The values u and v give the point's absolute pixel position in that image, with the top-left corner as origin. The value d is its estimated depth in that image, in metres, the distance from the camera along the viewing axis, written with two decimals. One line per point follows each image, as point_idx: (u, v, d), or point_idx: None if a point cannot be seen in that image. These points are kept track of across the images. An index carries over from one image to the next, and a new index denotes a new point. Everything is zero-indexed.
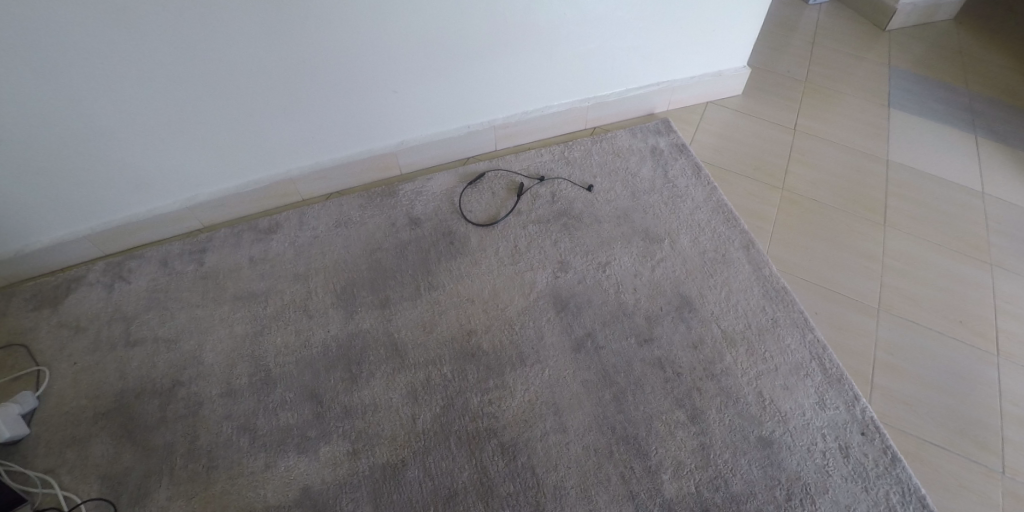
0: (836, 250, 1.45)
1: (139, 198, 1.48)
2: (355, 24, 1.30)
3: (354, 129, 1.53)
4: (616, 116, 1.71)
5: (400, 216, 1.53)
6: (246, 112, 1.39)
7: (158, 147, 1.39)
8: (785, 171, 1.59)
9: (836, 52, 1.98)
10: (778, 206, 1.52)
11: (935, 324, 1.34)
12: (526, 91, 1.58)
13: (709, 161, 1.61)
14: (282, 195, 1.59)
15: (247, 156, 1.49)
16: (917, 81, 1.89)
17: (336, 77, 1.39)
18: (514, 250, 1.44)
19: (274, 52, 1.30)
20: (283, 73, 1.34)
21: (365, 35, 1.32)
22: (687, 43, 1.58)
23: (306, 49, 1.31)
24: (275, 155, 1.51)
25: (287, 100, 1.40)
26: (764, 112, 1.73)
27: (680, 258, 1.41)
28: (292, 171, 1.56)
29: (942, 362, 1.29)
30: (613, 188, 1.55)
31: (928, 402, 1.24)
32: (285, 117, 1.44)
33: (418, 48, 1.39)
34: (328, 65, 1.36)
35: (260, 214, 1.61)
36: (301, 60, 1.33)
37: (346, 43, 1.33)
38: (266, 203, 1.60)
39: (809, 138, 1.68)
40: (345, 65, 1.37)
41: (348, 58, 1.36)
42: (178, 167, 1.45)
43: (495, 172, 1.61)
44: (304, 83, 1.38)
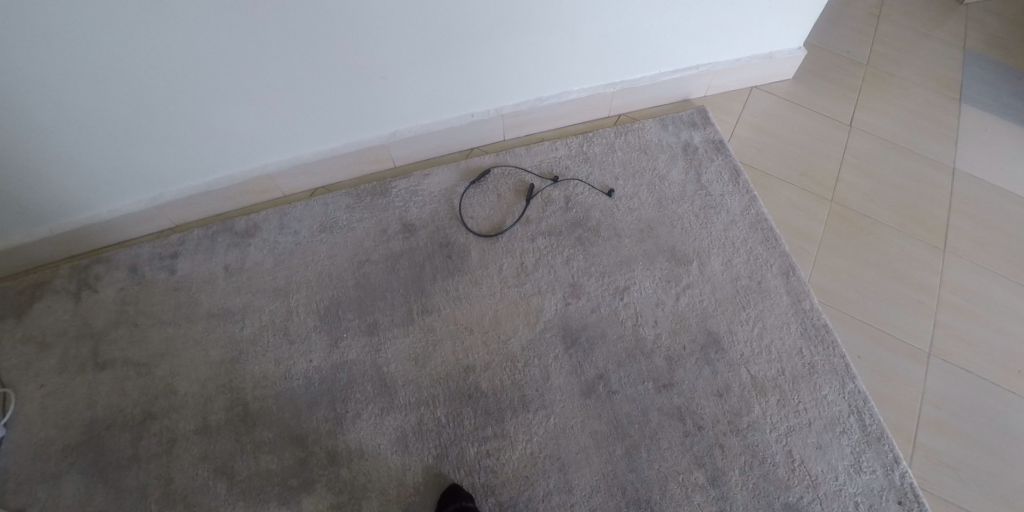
0: (887, 281, 1.28)
1: (100, 198, 1.33)
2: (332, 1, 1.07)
3: (340, 121, 1.32)
4: (645, 102, 1.48)
5: (392, 221, 1.35)
6: (209, 107, 1.20)
7: (113, 145, 1.22)
8: (836, 178, 1.41)
9: (904, 28, 1.70)
10: (824, 222, 1.34)
11: (988, 373, 1.21)
12: (540, 76, 1.35)
13: (750, 163, 1.42)
14: (262, 190, 1.42)
15: (215, 151, 1.31)
16: (996, 67, 1.63)
17: (313, 63, 1.17)
18: (520, 268, 1.27)
19: (238, 34, 1.08)
20: (250, 58, 1.13)
21: (343, 16, 1.10)
22: (733, 22, 1.35)
23: (277, 31, 1.09)
24: (249, 148, 1.32)
25: (260, 89, 1.20)
26: (815, 102, 1.52)
27: (709, 284, 1.24)
28: (272, 167, 1.38)
29: (997, 421, 1.16)
30: (637, 194, 1.35)
31: (974, 466, 1.12)
32: (258, 107, 1.23)
33: (412, 29, 1.16)
34: (305, 50, 1.14)
35: (239, 211, 1.45)
36: (271, 45, 1.11)
37: (322, 26, 1.11)
38: (244, 199, 1.43)
39: (866, 137, 1.47)
40: (321, 51, 1.16)
41: (324, 43, 1.14)
42: (139, 164, 1.28)
43: (502, 168, 1.40)
44: (276, 69, 1.17)
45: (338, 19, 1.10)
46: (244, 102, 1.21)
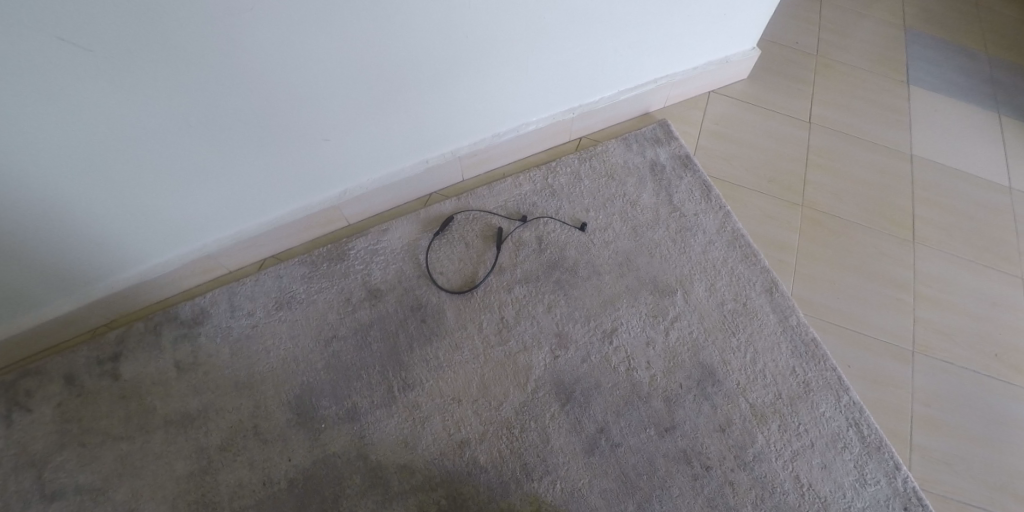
0: (865, 281, 1.28)
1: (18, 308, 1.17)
2: (257, 65, 0.94)
3: (282, 189, 1.20)
4: (604, 122, 1.42)
5: (356, 287, 1.24)
6: (131, 194, 1.06)
7: (24, 254, 1.07)
8: (803, 181, 1.39)
9: (846, 12, 1.70)
10: (798, 228, 1.33)
11: (968, 361, 1.22)
12: (495, 112, 1.26)
13: (718, 175, 1.38)
14: (205, 270, 1.28)
15: (145, 239, 1.17)
16: (933, 45, 1.67)
17: (243, 135, 1.05)
18: (501, 324, 1.20)
19: (153, 114, 0.95)
20: (173, 137, 1.00)
21: (271, 81, 0.98)
22: (689, 34, 1.31)
23: (201, 104, 0.96)
24: (185, 228, 1.19)
25: (189, 167, 1.06)
26: (773, 100, 1.50)
27: (696, 314, 1.21)
28: (213, 245, 1.24)
29: (983, 408, 1.18)
30: (610, 225, 1.30)
31: (967, 457, 1.13)
32: (190, 186, 1.10)
33: (352, 83, 1.05)
34: (235, 121, 1.02)
35: (183, 296, 1.30)
36: (195, 120, 0.98)
37: (249, 95, 0.98)
38: (185, 282, 1.29)
39: (827, 132, 1.46)
40: (252, 122, 1.03)
41: (254, 113, 1.02)
42: (58, 266, 1.13)
43: (466, 213, 1.31)
44: (205, 145, 1.03)
45: (266, 83, 0.98)
46: (171, 184, 1.08)
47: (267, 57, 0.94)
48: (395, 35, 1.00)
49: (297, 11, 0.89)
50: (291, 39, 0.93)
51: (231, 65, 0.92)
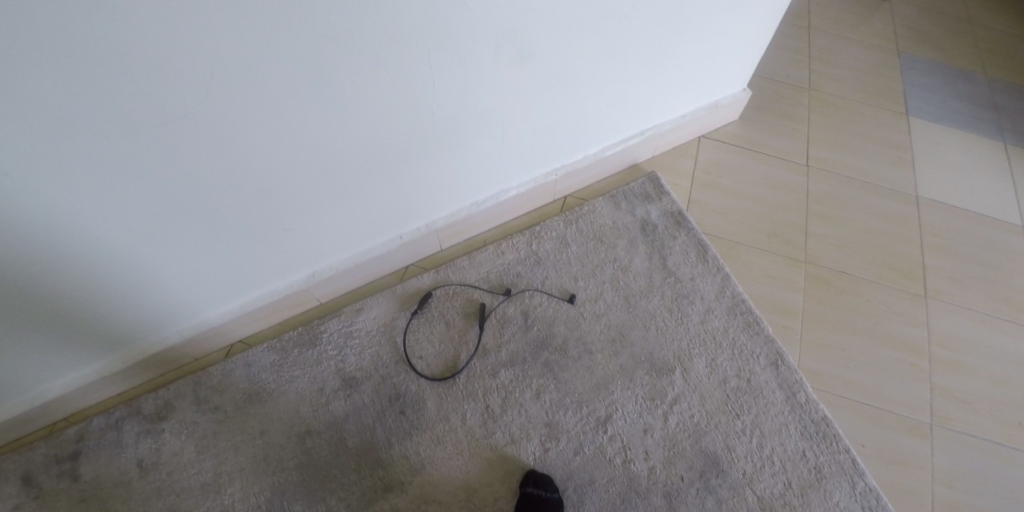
0: (877, 346, 1.17)
1: None
2: (203, 158, 0.84)
3: (244, 279, 1.09)
4: (590, 179, 1.32)
5: (329, 375, 1.14)
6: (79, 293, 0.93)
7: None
8: (804, 234, 1.27)
9: (837, 39, 1.58)
10: (802, 289, 1.21)
11: (992, 433, 1.11)
12: (470, 181, 1.17)
13: (714, 230, 1.27)
14: (165, 362, 1.14)
15: (98, 339, 1.04)
16: (930, 69, 1.56)
17: (194, 230, 0.94)
18: (487, 413, 1.11)
19: (91, 207, 0.82)
20: (114, 233, 0.88)
21: (218, 178, 0.88)
22: (673, 84, 1.21)
23: (146, 194, 0.85)
24: (137, 326, 1.06)
25: (134, 266, 0.94)
26: (765, 143, 1.37)
27: (697, 394, 1.12)
28: (174, 337, 1.12)
29: (1007, 487, 1.06)
30: (601, 295, 1.20)
31: None
32: (140, 284, 0.98)
33: (308, 167, 0.95)
34: (183, 216, 0.91)
35: (145, 388, 1.16)
36: (137, 220, 0.87)
37: (196, 186, 0.87)
38: (146, 374, 1.15)
39: (826, 177, 1.33)
40: (202, 218, 0.93)
41: (203, 209, 0.91)
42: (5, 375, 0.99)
43: (446, 287, 1.22)
44: (151, 243, 0.92)
45: (214, 176, 0.87)
46: (120, 282, 0.95)
47: (211, 149, 0.83)
48: (349, 117, 0.90)
49: (238, 102, 0.80)
50: (234, 129, 0.83)
51: (170, 161, 0.82)
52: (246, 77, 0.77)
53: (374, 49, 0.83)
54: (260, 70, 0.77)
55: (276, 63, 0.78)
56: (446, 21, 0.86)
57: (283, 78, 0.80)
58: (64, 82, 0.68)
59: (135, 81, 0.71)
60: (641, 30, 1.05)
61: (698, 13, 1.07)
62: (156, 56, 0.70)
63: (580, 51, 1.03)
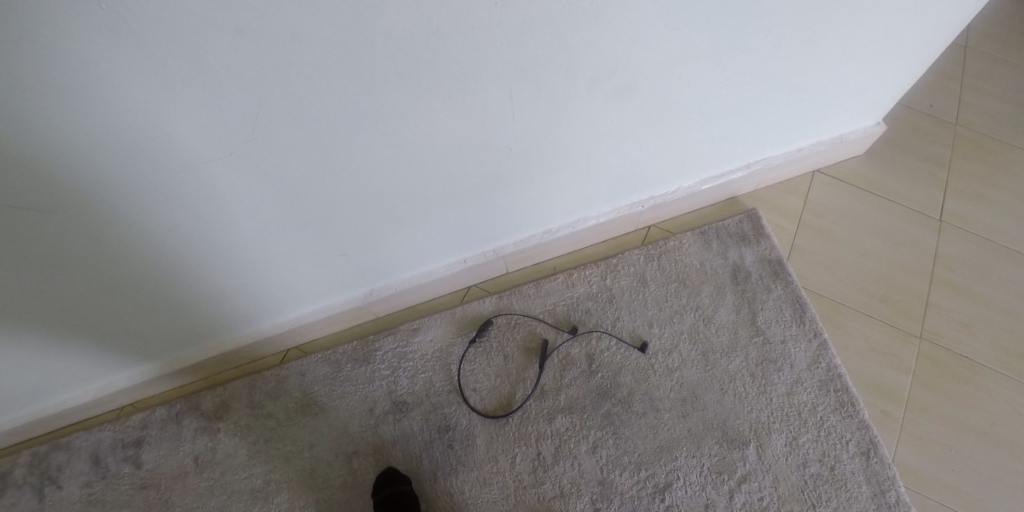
0: (991, 450, 0.99)
1: (43, 396, 1.05)
2: (256, 186, 0.80)
3: (305, 294, 1.06)
4: (680, 210, 1.18)
5: (380, 395, 1.11)
6: (157, 302, 0.93)
7: (50, 356, 0.96)
8: (925, 304, 1.08)
9: (1007, 63, 1.30)
10: (912, 370, 1.05)
11: None
12: (543, 211, 1.07)
13: (817, 287, 1.11)
14: (221, 362, 1.14)
15: (168, 341, 1.04)
16: None
17: (254, 251, 0.91)
18: (538, 460, 1.05)
19: (169, 228, 0.81)
20: (189, 252, 0.86)
21: (281, 202, 0.84)
22: (799, 115, 1.03)
23: (217, 216, 0.82)
24: (190, 335, 1.04)
25: (201, 281, 0.93)
26: (894, 187, 1.17)
27: (770, 475, 1.01)
28: (229, 343, 1.10)
29: None
30: (675, 347, 1.10)
31: None
32: (194, 299, 0.96)
33: (361, 202, 0.90)
34: (243, 238, 0.88)
35: (204, 383, 1.16)
36: (200, 240, 0.85)
37: (258, 210, 0.84)
38: (205, 371, 1.14)
39: (961, 237, 1.12)
40: (262, 240, 0.90)
41: (261, 232, 0.88)
42: (83, 364, 1.02)
43: (509, 315, 1.16)
44: (205, 262, 0.90)
45: (268, 201, 0.83)
46: (187, 295, 0.94)
47: (261, 174, 0.78)
48: (411, 156, 0.84)
49: (288, 131, 0.73)
50: (284, 157, 0.77)
51: (221, 185, 0.77)
52: (295, 104, 0.70)
53: (445, 81, 0.74)
54: (310, 100, 0.70)
55: (328, 92, 0.70)
56: (531, 53, 0.74)
57: (333, 108, 0.73)
58: (108, 105, 0.63)
59: (181, 103, 0.66)
60: (758, 56, 0.86)
61: (835, 42, 0.88)
62: (201, 77, 0.64)
63: (678, 79, 0.86)
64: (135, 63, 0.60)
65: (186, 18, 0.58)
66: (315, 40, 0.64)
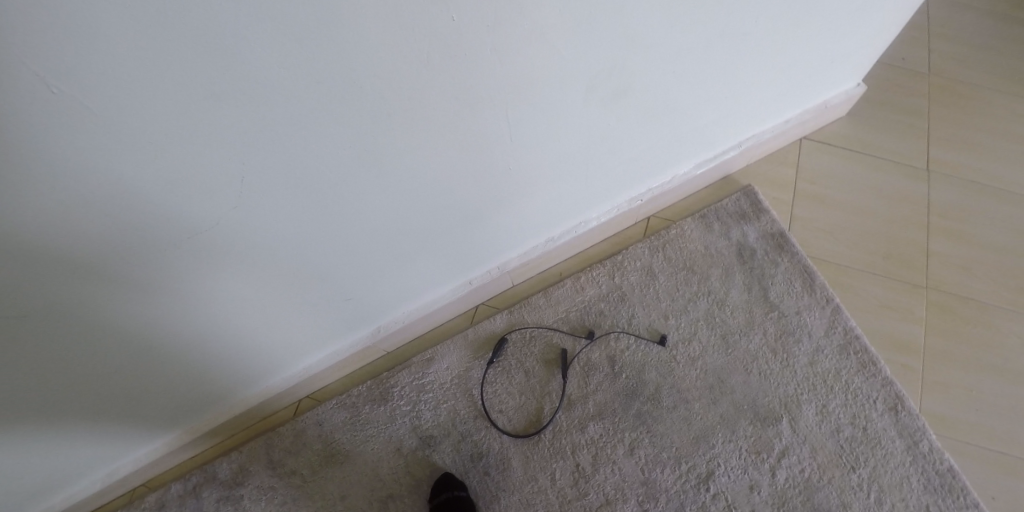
0: (1009, 386, 1.02)
1: (46, 494, 0.98)
2: (251, 249, 0.74)
3: (314, 343, 1.02)
4: (675, 197, 1.18)
5: (405, 432, 1.07)
6: (163, 380, 0.87)
7: (52, 453, 0.89)
8: (927, 255, 1.10)
9: (967, 8, 1.33)
10: (925, 321, 1.07)
11: None
12: (544, 220, 1.05)
13: (821, 253, 1.12)
14: (232, 426, 1.08)
15: (179, 414, 0.98)
16: None
17: (256, 314, 0.86)
18: (578, 472, 1.03)
19: (172, 303, 0.75)
20: (191, 325, 0.81)
21: (283, 261, 0.80)
22: (787, 89, 1.03)
23: (218, 284, 0.77)
24: (195, 406, 0.98)
25: (206, 352, 0.87)
26: (879, 143, 1.19)
27: (807, 446, 1.01)
28: (239, 405, 1.05)
29: None
30: (694, 335, 1.09)
31: None
32: (196, 371, 0.90)
33: (360, 245, 0.85)
34: (247, 302, 0.83)
35: (216, 450, 1.10)
36: (204, 312, 0.80)
37: (258, 273, 0.79)
38: (216, 438, 1.08)
39: (949, 183, 1.15)
40: (265, 301, 0.85)
41: (264, 293, 0.83)
42: (89, 455, 0.95)
43: (523, 329, 1.14)
44: (204, 333, 0.84)
45: (265, 261, 0.78)
46: (193, 368, 0.89)
47: (256, 236, 0.73)
48: (410, 191, 0.80)
49: (280, 188, 0.68)
50: (276, 215, 0.72)
51: (212, 254, 0.72)
52: (284, 159, 0.65)
53: (444, 112, 0.70)
54: (302, 153, 0.66)
55: (320, 142, 0.66)
56: (532, 69, 0.71)
57: (328, 157, 0.68)
58: (81, 189, 0.57)
59: (163, 174, 0.60)
60: (750, 43, 0.85)
61: (823, 14, 0.87)
62: (182, 144, 0.58)
63: (673, 75, 0.84)
64: (106, 139, 0.54)
65: (161, 86, 0.53)
66: (303, 89, 0.59)
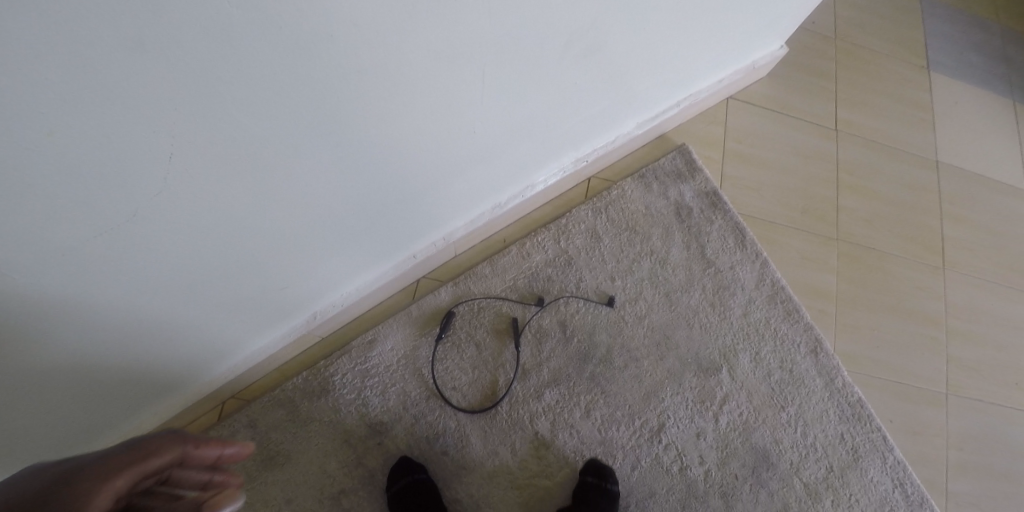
0: (900, 322, 1.17)
1: None
2: (173, 246, 0.62)
3: (244, 337, 0.90)
4: (616, 157, 1.18)
5: (353, 422, 1.00)
6: (70, 404, 0.73)
7: None
8: (836, 208, 1.22)
9: None
10: (836, 270, 1.18)
11: (997, 397, 1.14)
12: (493, 186, 0.99)
13: (747, 211, 1.19)
14: None
15: (83, 442, 0.82)
16: (949, 16, 1.46)
17: (184, 316, 0.74)
18: (537, 440, 1.02)
19: (80, 309, 0.62)
20: (106, 336, 0.68)
21: (220, 255, 0.68)
22: (727, 51, 1.07)
23: (141, 286, 0.64)
24: (99, 434, 0.83)
25: (126, 365, 0.75)
26: (797, 104, 1.30)
27: (744, 391, 1.08)
28: (149, 421, 0.90)
29: (1002, 445, 1.11)
30: (640, 295, 1.11)
31: (995, 499, 1.08)
32: (110, 389, 0.76)
33: (302, 231, 0.75)
34: (173, 305, 0.71)
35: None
36: (124, 318, 0.67)
37: (190, 270, 0.67)
38: None
39: (854, 141, 1.28)
40: (196, 302, 0.73)
41: (195, 293, 0.71)
42: None
43: (470, 301, 1.08)
44: (123, 345, 0.71)
45: (191, 258, 0.65)
46: (107, 385, 0.75)
47: (181, 229, 0.60)
48: (365, 167, 0.71)
49: (216, 170, 0.56)
50: (207, 206, 0.60)
51: (126, 253, 0.59)
52: (224, 134, 0.54)
53: (419, 76, 0.63)
54: (247, 126, 0.54)
55: (274, 114, 0.55)
56: (515, 29, 0.65)
57: (276, 133, 0.57)
58: None
59: (64, 157, 0.47)
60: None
61: None
62: (90, 119, 0.45)
63: (642, 32, 0.81)
64: None
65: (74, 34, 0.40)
66: (265, 52, 0.49)
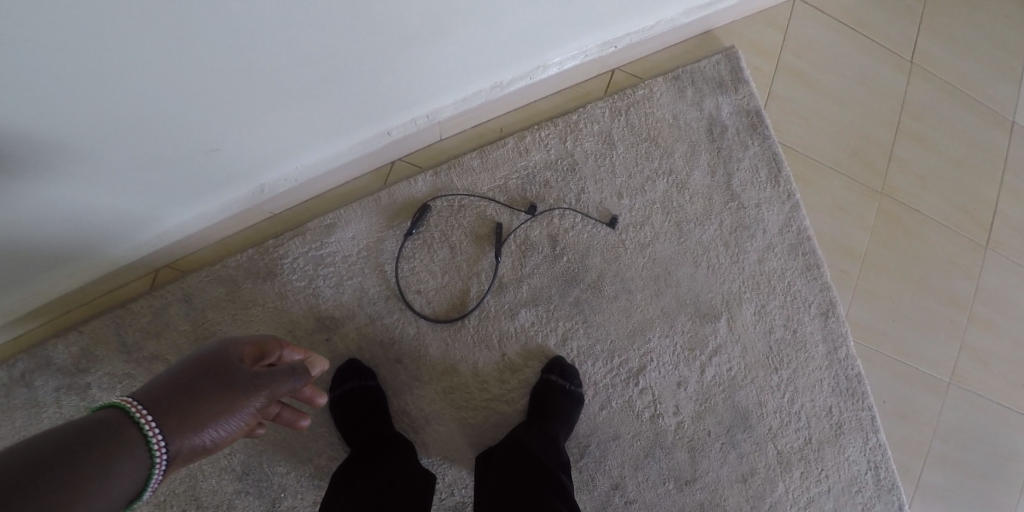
0: (923, 298, 1.04)
1: None
2: (31, 46, 0.46)
3: (174, 197, 0.75)
4: (650, 49, 0.98)
5: (300, 314, 0.89)
6: None
7: None
8: (888, 155, 1.05)
9: None
10: (871, 227, 1.03)
11: (1000, 394, 1.05)
12: (494, 59, 0.80)
13: (787, 141, 1.02)
14: (65, 300, 0.84)
15: None
16: None
17: (94, 155, 0.61)
18: (503, 364, 0.91)
19: None
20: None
21: (119, 76, 0.53)
22: None
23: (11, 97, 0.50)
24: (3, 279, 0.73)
25: (27, 202, 0.63)
26: (876, 21, 1.08)
27: (739, 346, 0.97)
28: (66, 274, 0.80)
29: (988, 444, 1.03)
30: (647, 220, 0.96)
31: (963, 494, 1.02)
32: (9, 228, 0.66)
33: (232, 71, 0.58)
34: (72, 137, 0.57)
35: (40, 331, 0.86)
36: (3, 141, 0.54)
37: (81, 89, 0.52)
38: (47, 311, 0.84)
39: (930, 80, 1.08)
40: (107, 139, 0.59)
41: (101, 126, 0.57)
42: None
43: (450, 197, 0.92)
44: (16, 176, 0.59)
45: (67, 75, 0.50)
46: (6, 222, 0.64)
47: (40, 20, 0.45)
48: None
49: None
50: None
51: None
52: None
53: None
54: None
55: None
56: None
57: None
58: None
59: None
60: None
61: None
62: None
63: None
64: None
65: None
66: None
